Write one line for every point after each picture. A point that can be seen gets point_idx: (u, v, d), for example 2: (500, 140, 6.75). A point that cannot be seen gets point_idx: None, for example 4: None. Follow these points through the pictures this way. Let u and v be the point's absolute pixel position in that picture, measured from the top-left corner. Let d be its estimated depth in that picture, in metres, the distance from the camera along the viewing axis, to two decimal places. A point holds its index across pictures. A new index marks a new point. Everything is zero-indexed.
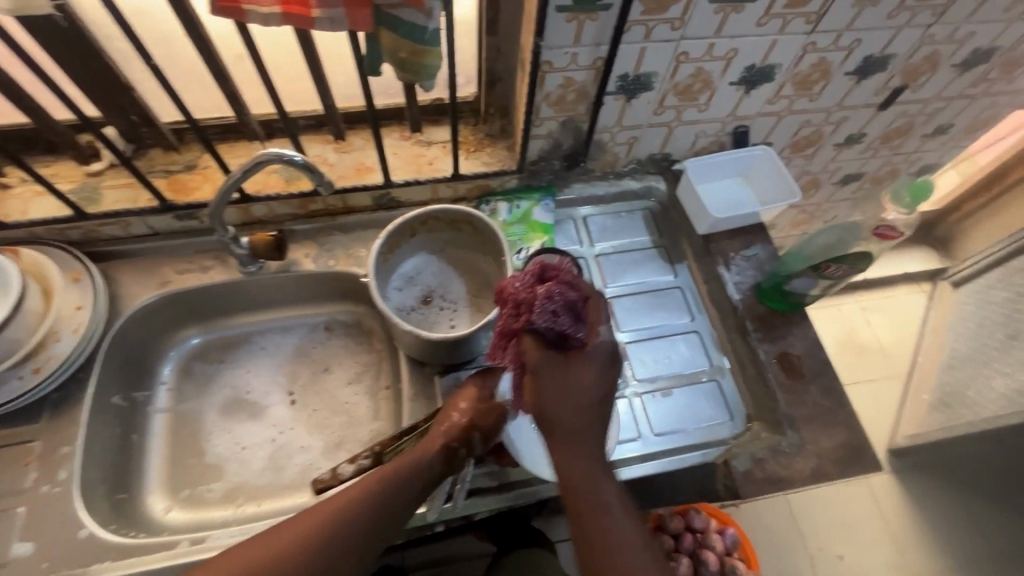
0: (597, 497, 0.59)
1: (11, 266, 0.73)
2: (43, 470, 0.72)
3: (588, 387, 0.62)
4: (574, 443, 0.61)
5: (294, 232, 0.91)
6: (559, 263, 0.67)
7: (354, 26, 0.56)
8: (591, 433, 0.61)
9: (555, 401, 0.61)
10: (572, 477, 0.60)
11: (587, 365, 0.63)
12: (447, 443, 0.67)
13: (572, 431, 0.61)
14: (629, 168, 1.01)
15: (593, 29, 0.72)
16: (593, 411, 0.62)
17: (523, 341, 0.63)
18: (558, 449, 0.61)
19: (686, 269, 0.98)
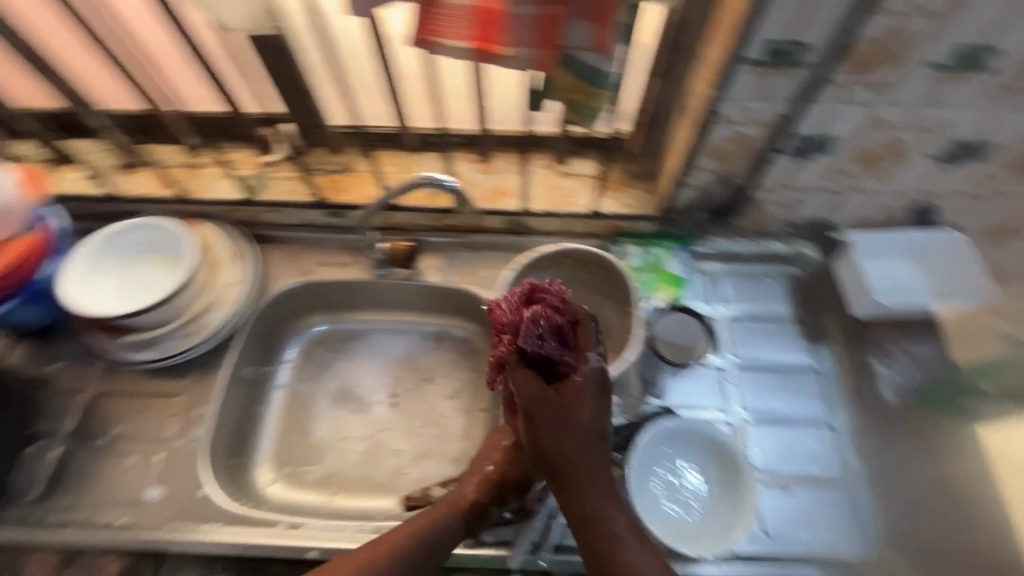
0: (610, 531, 0.63)
1: (192, 239, 0.82)
2: (181, 425, 0.81)
3: (586, 424, 0.64)
4: (583, 484, 0.64)
5: (425, 243, 0.94)
6: (547, 284, 0.67)
7: (535, 67, 0.55)
8: (596, 466, 0.65)
9: (554, 438, 0.64)
10: (581, 518, 0.64)
11: (578, 396, 0.64)
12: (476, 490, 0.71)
13: (576, 471, 0.64)
14: (780, 229, 0.91)
15: (780, 85, 0.66)
16: (593, 449, 0.65)
17: (512, 368, 0.64)
18: (570, 491, 0.65)
19: (829, 354, 0.88)
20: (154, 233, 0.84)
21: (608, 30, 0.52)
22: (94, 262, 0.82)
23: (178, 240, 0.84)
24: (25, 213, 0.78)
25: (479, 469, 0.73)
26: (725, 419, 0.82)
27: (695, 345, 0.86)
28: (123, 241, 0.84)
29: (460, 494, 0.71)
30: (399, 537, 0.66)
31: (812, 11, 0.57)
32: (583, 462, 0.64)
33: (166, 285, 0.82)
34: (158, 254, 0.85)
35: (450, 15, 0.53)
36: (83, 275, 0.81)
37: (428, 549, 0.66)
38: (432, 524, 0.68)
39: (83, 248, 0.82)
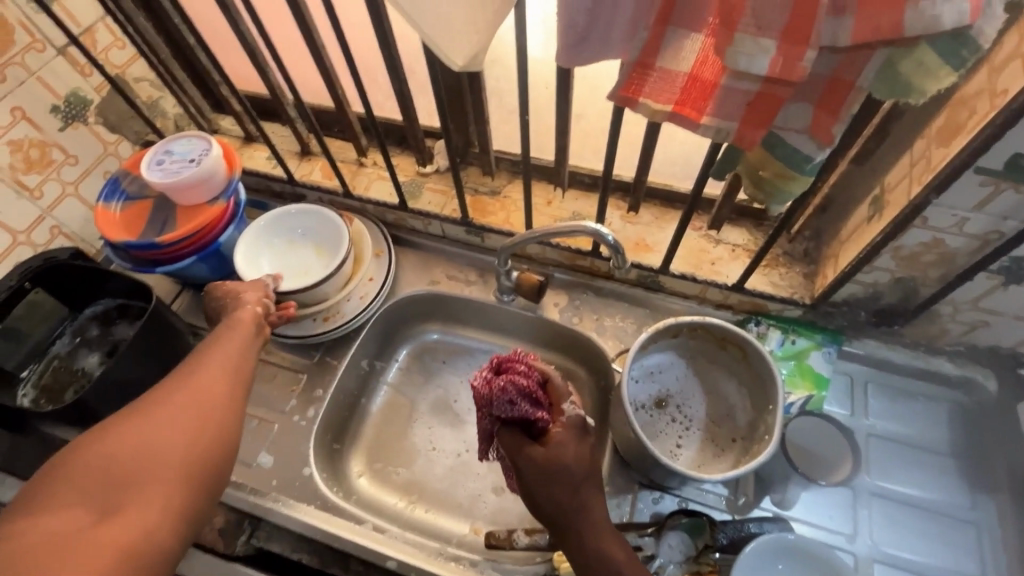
0: (607, 566, 0.55)
1: (345, 233, 0.88)
2: (299, 402, 0.87)
3: (571, 463, 0.60)
4: (579, 523, 0.57)
5: (552, 279, 0.94)
6: (512, 353, 0.70)
7: (735, 140, 0.51)
8: (588, 500, 0.58)
9: (541, 490, 0.59)
10: (584, 564, 0.56)
11: (560, 444, 0.61)
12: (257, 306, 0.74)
13: (565, 512, 0.58)
14: (954, 349, 0.80)
15: (1010, 201, 0.57)
16: (584, 486, 0.59)
17: (498, 435, 0.65)
18: (570, 534, 0.57)
19: (992, 506, 0.75)
20: (315, 220, 0.92)
21: (835, 120, 0.48)
22: (264, 237, 0.91)
23: (334, 230, 0.91)
24: (222, 185, 0.88)
25: (257, 303, 0.75)
26: (849, 549, 0.73)
27: (837, 466, 0.77)
28: (292, 221, 0.93)
29: (239, 317, 0.71)
30: (199, 358, 0.64)
31: None
32: (571, 502, 0.58)
33: (316, 273, 0.90)
34: (314, 241, 0.93)
35: (658, 78, 0.50)
36: (251, 244, 0.89)
37: (238, 372, 0.64)
38: (233, 341, 0.68)
39: (260, 223, 0.91)
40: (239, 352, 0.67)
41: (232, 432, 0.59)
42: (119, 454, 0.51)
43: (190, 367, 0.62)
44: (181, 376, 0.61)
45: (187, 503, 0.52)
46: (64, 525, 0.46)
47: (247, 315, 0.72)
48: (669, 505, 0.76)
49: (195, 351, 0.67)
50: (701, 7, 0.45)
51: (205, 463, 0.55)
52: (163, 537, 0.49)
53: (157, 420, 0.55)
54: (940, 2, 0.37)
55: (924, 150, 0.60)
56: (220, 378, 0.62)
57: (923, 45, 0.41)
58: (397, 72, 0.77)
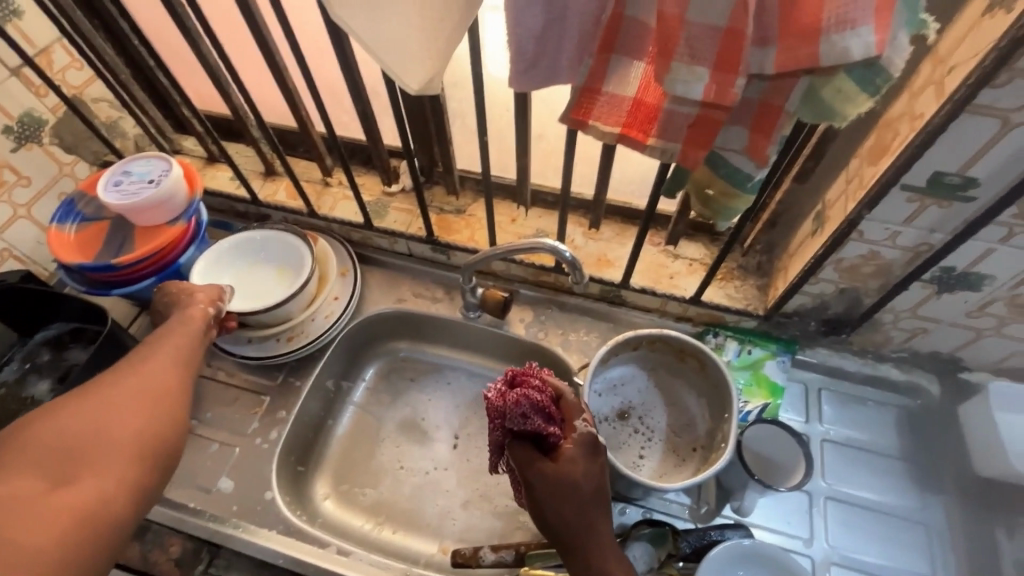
0: None
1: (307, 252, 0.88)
2: (261, 424, 0.86)
3: (584, 481, 0.59)
4: (586, 543, 0.58)
5: (518, 295, 0.95)
6: (526, 366, 0.67)
7: (680, 161, 0.54)
8: (595, 520, 0.59)
9: (552, 508, 0.59)
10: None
11: (572, 461, 0.60)
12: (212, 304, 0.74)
13: (573, 530, 0.58)
14: (898, 355, 0.84)
15: (935, 215, 0.61)
16: (593, 507, 0.59)
17: (509, 450, 0.63)
18: (576, 550, 0.58)
19: (939, 506, 0.79)
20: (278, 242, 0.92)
21: (769, 142, 0.50)
22: (226, 257, 0.91)
23: (297, 253, 0.90)
24: (182, 205, 0.87)
25: (211, 303, 0.74)
26: (807, 553, 0.76)
27: (790, 471, 0.75)
28: (254, 244, 0.92)
29: (190, 315, 0.71)
30: (148, 350, 0.65)
31: (989, 152, 0.54)
32: (579, 521, 0.58)
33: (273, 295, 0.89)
34: (276, 264, 0.92)
35: (606, 101, 0.52)
36: (209, 264, 0.89)
37: (189, 361, 0.66)
38: (184, 331, 0.69)
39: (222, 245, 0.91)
40: (190, 347, 0.68)
41: (185, 419, 0.60)
42: (73, 431, 0.51)
43: (139, 359, 0.63)
44: (132, 363, 0.62)
45: (140, 481, 0.53)
46: (17, 491, 0.46)
47: (198, 314, 0.72)
48: (634, 516, 0.77)
49: (142, 343, 0.67)
50: (642, 37, 0.48)
51: (159, 445, 0.56)
52: (120, 509, 0.50)
53: (110, 404, 0.55)
54: (849, 36, 0.41)
55: (856, 168, 0.64)
56: (172, 366, 0.63)
57: (840, 74, 0.44)
58: (358, 94, 0.78)
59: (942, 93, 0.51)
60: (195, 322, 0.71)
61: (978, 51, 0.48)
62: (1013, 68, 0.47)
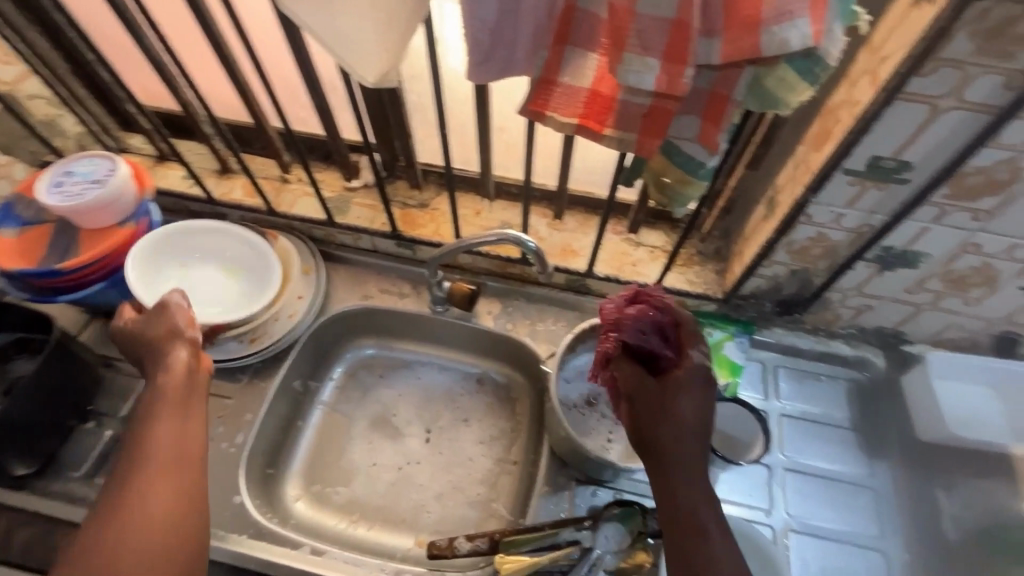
0: (695, 522, 0.55)
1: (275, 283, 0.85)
2: (226, 428, 0.84)
3: (694, 403, 0.59)
4: (677, 469, 0.57)
5: (484, 287, 0.95)
6: (652, 289, 0.72)
7: (637, 150, 0.55)
8: (694, 452, 0.57)
9: (648, 422, 0.60)
10: (671, 503, 0.56)
11: (680, 385, 0.60)
12: (184, 346, 0.66)
13: (668, 455, 0.57)
14: (846, 331, 0.88)
15: (874, 197, 0.65)
16: (699, 439, 0.58)
17: (617, 361, 0.67)
18: (669, 475, 0.57)
19: (887, 471, 0.84)
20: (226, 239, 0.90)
21: (719, 130, 0.52)
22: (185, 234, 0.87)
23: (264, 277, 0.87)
24: (132, 205, 0.83)
25: (184, 348, 0.66)
26: (768, 522, 0.80)
27: (749, 445, 0.80)
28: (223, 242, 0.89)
29: (169, 374, 0.64)
30: (143, 440, 0.59)
31: (921, 136, 0.57)
32: (677, 444, 0.57)
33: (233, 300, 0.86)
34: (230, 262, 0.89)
35: (563, 92, 0.53)
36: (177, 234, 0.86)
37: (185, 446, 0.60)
38: (171, 404, 0.62)
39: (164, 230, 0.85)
40: (184, 427, 0.61)
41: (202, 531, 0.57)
42: None
43: (137, 462, 0.57)
44: (130, 469, 0.57)
45: None
46: None
47: (174, 371, 0.64)
48: (605, 497, 0.80)
49: (133, 421, 0.61)
50: (594, 29, 0.49)
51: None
52: None
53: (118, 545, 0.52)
54: (787, 28, 0.43)
55: (803, 155, 0.68)
56: (173, 466, 0.58)
57: (782, 63, 0.47)
58: (315, 88, 0.77)
59: (876, 82, 0.54)
60: (179, 388, 0.63)
61: (908, 41, 0.51)
62: (939, 58, 0.50)
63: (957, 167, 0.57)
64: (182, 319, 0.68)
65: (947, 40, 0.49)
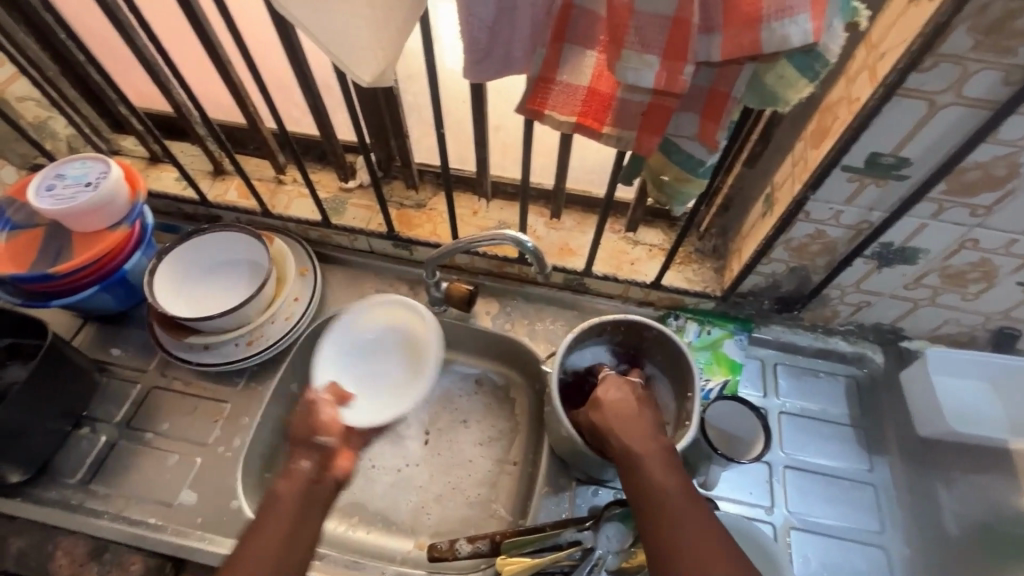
0: (643, 476, 0.62)
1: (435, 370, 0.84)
2: (223, 432, 0.83)
3: (617, 391, 0.70)
4: (618, 435, 0.66)
5: (482, 287, 0.95)
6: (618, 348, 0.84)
7: (635, 148, 0.55)
8: (633, 421, 0.67)
9: (592, 418, 0.70)
10: (628, 471, 0.63)
11: (608, 382, 0.72)
12: (305, 458, 0.69)
13: (614, 431, 0.66)
14: (844, 327, 0.88)
15: (874, 193, 0.65)
16: (635, 410, 0.68)
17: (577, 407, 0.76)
18: (617, 447, 0.65)
19: (887, 467, 0.84)
20: (406, 319, 0.89)
21: (719, 127, 0.52)
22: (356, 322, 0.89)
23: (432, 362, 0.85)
24: (125, 209, 0.82)
25: (302, 458, 0.69)
26: (769, 519, 0.80)
27: (750, 443, 0.78)
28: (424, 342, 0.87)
29: (287, 481, 0.66)
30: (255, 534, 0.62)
31: (920, 132, 0.57)
32: (615, 422, 0.67)
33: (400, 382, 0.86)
34: (389, 335, 0.90)
35: (561, 91, 0.52)
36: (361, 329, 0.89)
37: (287, 559, 0.60)
38: (286, 511, 0.63)
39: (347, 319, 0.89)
40: (294, 534, 0.62)
41: None
42: None
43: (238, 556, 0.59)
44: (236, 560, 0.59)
45: None
46: None
47: (295, 479, 0.67)
48: (606, 497, 0.81)
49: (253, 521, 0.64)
50: (593, 26, 0.48)
51: None
52: None
53: None
54: (787, 23, 0.42)
55: (801, 152, 0.67)
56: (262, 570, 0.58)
57: (782, 60, 0.46)
58: (310, 88, 0.76)
59: (876, 78, 0.54)
60: (297, 495, 0.65)
61: (906, 36, 0.50)
62: (938, 53, 0.50)
63: (957, 162, 0.57)
64: (325, 423, 0.73)
65: (946, 35, 0.49)
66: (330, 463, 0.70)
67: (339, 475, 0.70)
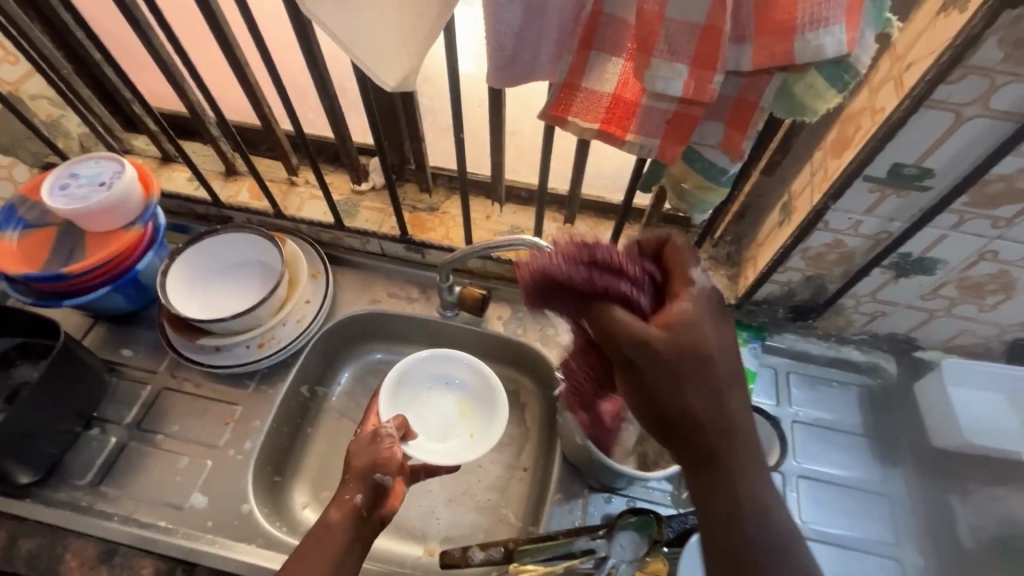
0: (748, 493, 0.47)
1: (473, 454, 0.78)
2: (234, 434, 0.82)
3: (710, 360, 0.48)
4: (717, 435, 0.47)
5: (495, 292, 0.94)
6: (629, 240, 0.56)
7: (658, 156, 0.54)
8: (735, 409, 0.48)
9: (670, 397, 0.47)
10: (728, 487, 0.47)
11: (692, 337, 0.48)
12: (356, 491, 0.65)
13: (713, 428, 0.47)
14: (858, 336, 0.88)
15: (893, 204, 0.65)
16: (733, 389, 0.48)
17: (603, 304, 0.50)
18: (716, 452, 0.47)
19: (901, 478, 0.83)
20: (481, 382, 0.84)
21: (744, 136, 0.52)
22: (437, 360, 0.85)
23: (477, 445, 0.79)
24: (138, 209, 0.81)
25: (352, 492, 0.65)
26: None
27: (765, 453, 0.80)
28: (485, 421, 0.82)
29: (332, 514, 0.63)
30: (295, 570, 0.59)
31: (945, 143, 0.57)
32: (713, 413, 0.47)
33: (457, 439, 0.82)
34: (461, 392, 0.85)
35: (585, 98, 0.52)
36: (438, 367, 0.85)
37: None
38: (329, 548, 0.60)
39: (431, 354, 0.85)
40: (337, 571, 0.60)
41: None
42: None
43: None
44: None
45: None
46: None
47: (344, 508, 0.64)
48: (619, 505, 0.79)
49: (298, 546, 0.62)
50: (619, 34, 0.48)
51: None
52: None
53: None
54: (822, 34, 0.42)
55: (820, 161, 0.67)
56: None
57: (812, 70, 0.46)
58: (328, 90, 0.76)
59: (902, 89, 0.54)
60: (342, 532, 0.62)
61: (934, 48, 0.50)
62: (966, 65, 0.50)
63: (981, 174, 0.57)
64: (387, 460, 0.68)
65: (976, 46, 0.48)
66: (380, 502, 0.66)
67: (387, 514, 0.66)
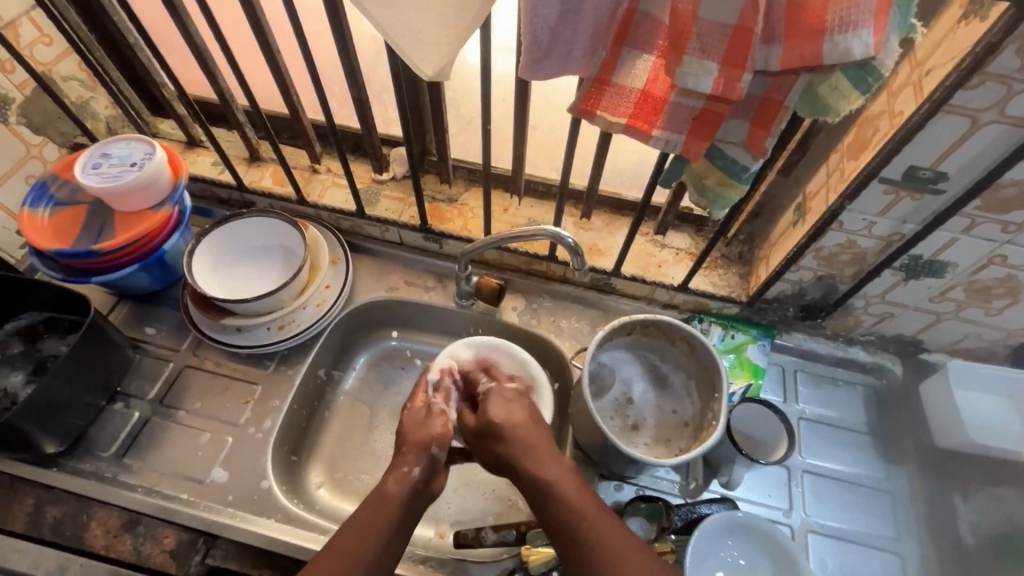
0: (546, 492, 0.62)
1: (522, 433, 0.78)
2: (253, 413, 0.84)
3: (505, 416, 0.69)
4: (519, 455, 0.65)
5: (511, 284, 0.96)
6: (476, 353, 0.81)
7: (682, 151, 0.56)
8: (529, 438, 0.67)
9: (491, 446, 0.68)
10: (536, 488, 0.62)
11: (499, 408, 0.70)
12: (413, 465, 0.67)
13: (517, 452, 0.66)
14: (865, 337, 0.90)
15: (908, 206, 0.67)
16: (530, 426, 0.68)
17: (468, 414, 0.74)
18: (523, 468, 0.64)
19: (902, 476, 0.86)
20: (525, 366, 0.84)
21: (768, 135, 0.54)
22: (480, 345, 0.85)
23: None
24: (166, 191, 0.83)
25: (412, 466, 0.67)
26: (787, 521, 0.81)
27: (772, 448, 0.80)
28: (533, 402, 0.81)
29: (393, 485, 0.65)
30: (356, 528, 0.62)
31: (959, 147, 0.59)
32: (512, 442, 0.66)
33: None
34: None
35: (614, 93, 0.54)
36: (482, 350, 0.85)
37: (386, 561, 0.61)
38: (385, 518, 0.62)
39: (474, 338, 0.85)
40: (385, 548, 0.61)
41: None
42: None
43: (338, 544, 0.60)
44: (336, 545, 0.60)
45: None
46: None
47: (402, 483, 0.65)
48: (628, 492, 0.81)
49: (359, 504, 0.64)
50: (652, 32, 0.49)
51: None
52: None
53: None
54: (850, 36, 0.44)
55: (837, 162, 0.69)
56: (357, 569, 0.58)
57: (837, 71, 0.48)
58: (358, 81, 0.78)
59: (921, 94, 0.56)
60: (396, 505, 0.64)
61: (956, 54, 0.52)
62: (984, 72, 0.52)
63: (994, 179, 0.59)
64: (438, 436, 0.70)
65: (995, 55, 0.50)
66: (432, 477, 0.68)
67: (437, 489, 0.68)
